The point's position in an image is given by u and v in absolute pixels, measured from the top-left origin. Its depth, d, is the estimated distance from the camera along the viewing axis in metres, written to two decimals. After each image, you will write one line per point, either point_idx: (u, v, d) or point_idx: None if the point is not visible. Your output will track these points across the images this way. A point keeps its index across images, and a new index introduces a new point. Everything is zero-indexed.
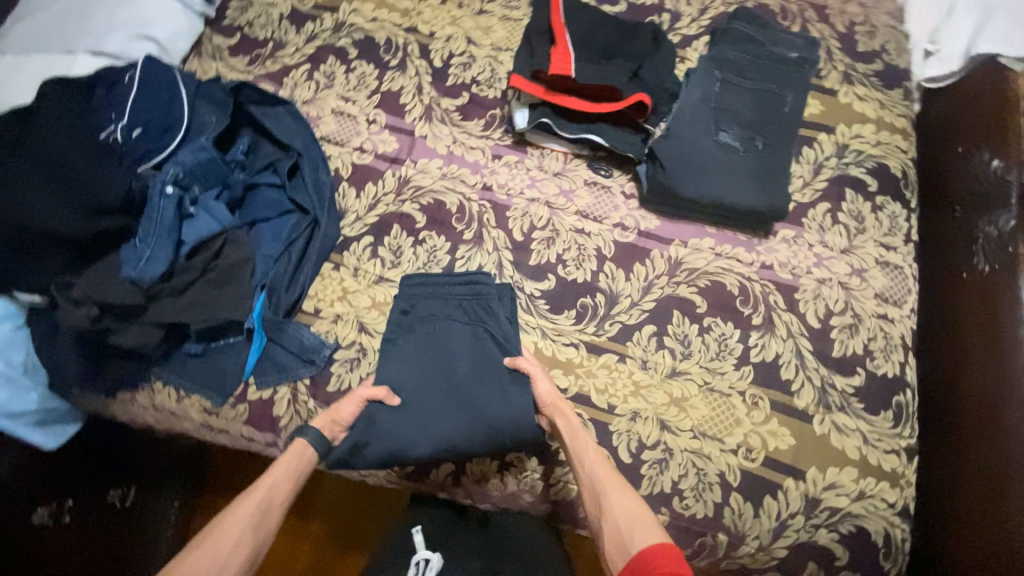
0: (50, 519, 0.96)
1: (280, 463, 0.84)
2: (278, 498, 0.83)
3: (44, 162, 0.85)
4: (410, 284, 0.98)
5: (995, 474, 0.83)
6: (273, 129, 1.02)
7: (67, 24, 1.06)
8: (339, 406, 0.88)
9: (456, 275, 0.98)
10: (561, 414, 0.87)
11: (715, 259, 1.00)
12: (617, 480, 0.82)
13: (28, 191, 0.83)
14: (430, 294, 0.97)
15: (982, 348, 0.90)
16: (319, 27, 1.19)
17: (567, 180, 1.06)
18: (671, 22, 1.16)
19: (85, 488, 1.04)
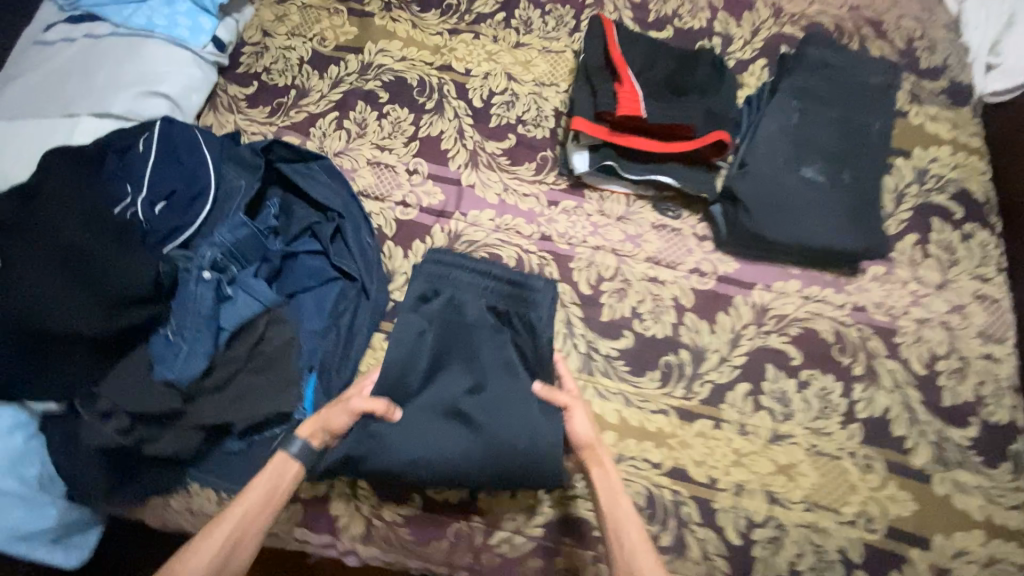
0: None
1: (254, 492, 0.71)
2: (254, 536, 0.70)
3: (60, 253, 0.74)
4: (435, 264, 0.88)
5: None
6: (308, 190, 0.92)
7: (68, 83, 0.95)
8: (328, 417, 0.75)
9: (493, 267, 0.88)
10: (598, 463, 0.77)
11: (803, 303, 0.91)
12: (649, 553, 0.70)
13: (43, 288, 0.71)
14: (463, 285, 0.87)
15: None
16: (344, 70, 1.09)
17: (632, 224, 0.97)
18: (723, 47, 1.08)
19: None
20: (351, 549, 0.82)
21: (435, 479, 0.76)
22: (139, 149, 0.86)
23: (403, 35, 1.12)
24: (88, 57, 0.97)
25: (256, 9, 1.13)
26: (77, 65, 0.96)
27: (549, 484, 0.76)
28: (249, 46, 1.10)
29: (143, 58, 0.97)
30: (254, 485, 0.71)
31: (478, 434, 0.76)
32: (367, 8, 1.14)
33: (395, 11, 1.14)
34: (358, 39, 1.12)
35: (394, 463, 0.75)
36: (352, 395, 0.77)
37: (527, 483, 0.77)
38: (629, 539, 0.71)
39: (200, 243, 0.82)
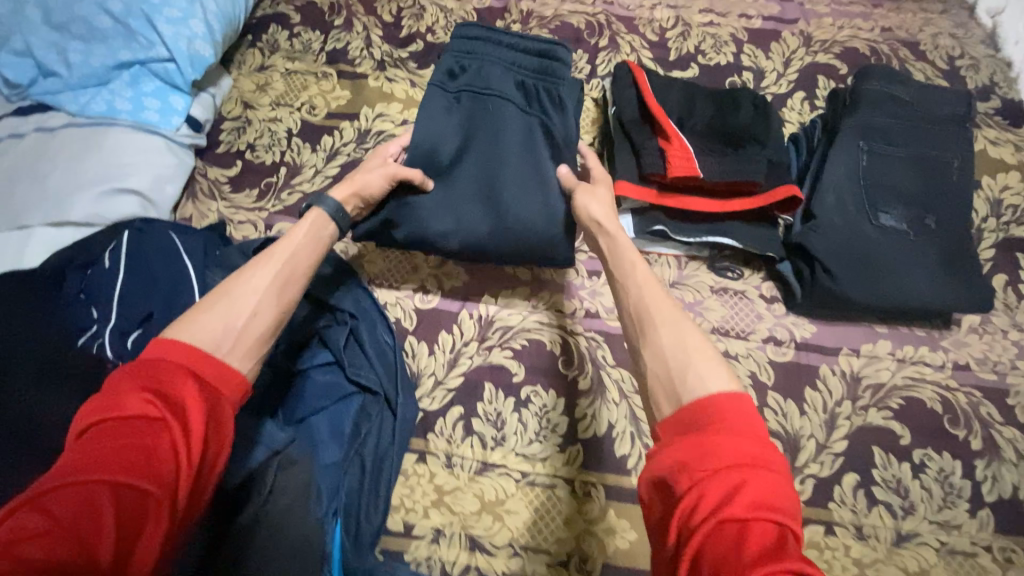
0: None
1: (300, 234, 0.61)
2: (301, 274, 0.58)
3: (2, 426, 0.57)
4: (463, 40, 0.80)
5: None
6: (312, 290, 0.78)
7: (17, 187, 0.80)
8: (364, 182, 0.71)
9: (522, 41, 0.80)
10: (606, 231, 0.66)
11: (899, 368, 0.79)
12: (662, 290, 0.56)
13: None
14: (492, 59, 0.79)
15: None
16: (340, 140, 0.96)
17: (688, 289, 0.84)
18: (755, 82, 0.99)
19: None
20: None
21: (461, 251, 0.78)
22: (104, 265, 0.71)
23: (401, 95, 1.00)
24: (41, 154, 0.82)
25: (233, 79, 1.01)
26: (28, 165, 0.82)
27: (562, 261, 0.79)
28: (229, 123, 0.97)
29: (105, 150, 0.83)
30: (299, 229, 0.61)
31: (498, 210, 0.76)
32: (359, 70, 1.02)
33: (390, 69, 1.02)
34: (352, 104, 0.99)
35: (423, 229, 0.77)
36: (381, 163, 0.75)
37: (543, 259, 0.79)
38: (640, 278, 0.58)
39: None
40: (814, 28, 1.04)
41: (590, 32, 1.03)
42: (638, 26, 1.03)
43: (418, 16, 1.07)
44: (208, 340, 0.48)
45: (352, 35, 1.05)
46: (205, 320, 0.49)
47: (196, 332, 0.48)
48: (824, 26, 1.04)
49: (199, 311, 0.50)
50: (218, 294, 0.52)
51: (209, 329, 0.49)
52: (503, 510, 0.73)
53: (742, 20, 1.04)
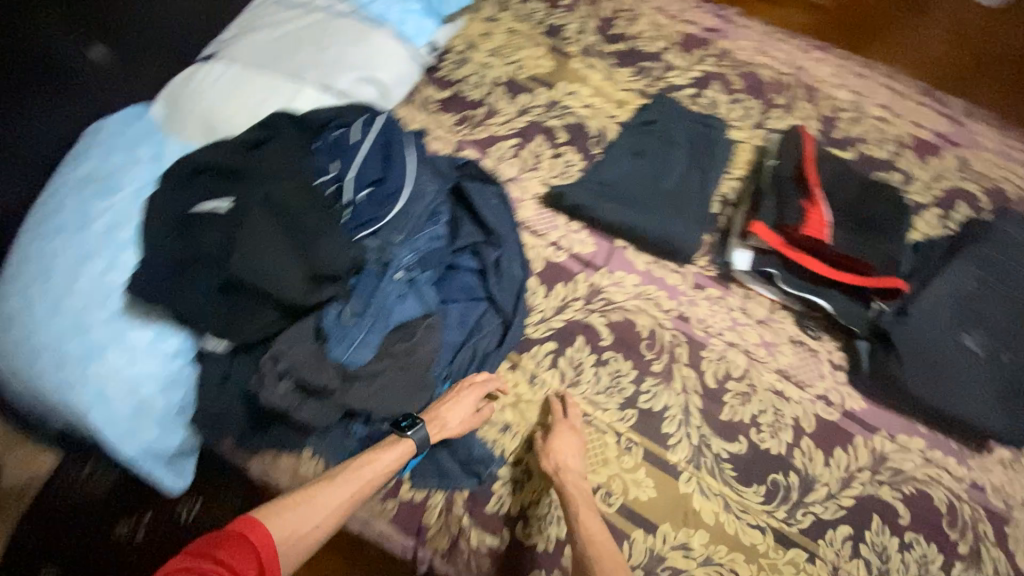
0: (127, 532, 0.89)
1: (385, 455, 0.77)
2: (368, 492, 0.74)
3: (270, 215, 0.79)
4: (661, 101, 1.10)
5: None
6: (481, 210, 0.95)
7: (301, 50, 1.01)
8: (455, 411, 0.83)
9: (697, 114, 1.07)
10: (572, 480, 0.82)
11: (922, 464, 0.91)
12: (609, 544, 0.76)
13: (261, 243, 0.77)
14: (675, 117, 1.07)
15: None
16: (532, 100, 1.14)
17: (771, 330, 0.97)
18: (900, 184, 1.08)
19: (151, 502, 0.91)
20: (428, 560, 0.83)
21: (604, 239, 1.03)
22: (354, 134, 0.92)
23: (594, 83, 1.16)
24: (323, 31, 1.03)
25: (467, 21, 1.20)
26: (312, 36, 1.03)
27: (680, 267, 1.01)
28: (453, 55, 1.16)
29: (370, 46, 1.03)
30: (385, 450, 0.77)
31: (646, 215, 0.99)
32: (567, 49, 1.19)
33: (592, 59, 1.18)
34: (551, 76, 1.16)
35: (585, 209, 1.01)
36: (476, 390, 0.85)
37: (664, 258, 1.01)
38: (588, 530, 0.77)
39: (400, 242, 0.88)
40: (974, 158, 1.11)
41: (772, 88, 1.15)
42: (816, 98, 1.14)
43: (631, 22, 1.22)
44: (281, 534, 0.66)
45: (570, 19, 1.22)
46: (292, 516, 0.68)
47: (274, 528, 0.66)
48: (985, 160, 1.11)
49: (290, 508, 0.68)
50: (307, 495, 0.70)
51: (284, 528, 0.67)
52: None
53: (911, 126, 1.13)
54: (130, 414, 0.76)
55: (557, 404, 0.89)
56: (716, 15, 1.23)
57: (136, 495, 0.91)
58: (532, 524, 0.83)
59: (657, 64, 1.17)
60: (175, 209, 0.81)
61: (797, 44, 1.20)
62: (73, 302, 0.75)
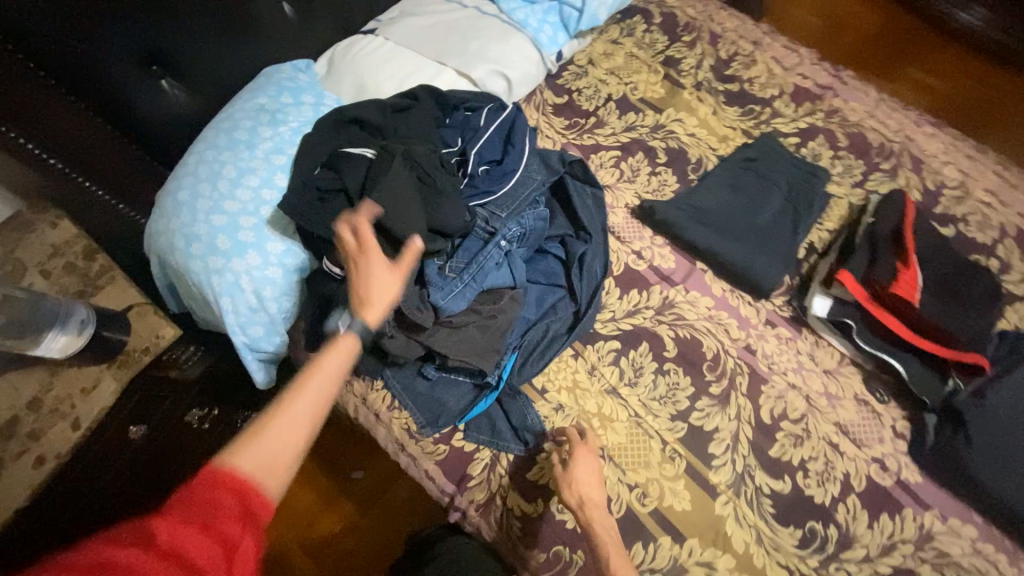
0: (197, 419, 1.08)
1: (332, 356, 0.68)
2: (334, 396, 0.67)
3: (409, 168, 0.90)
4: (765, 143, 1.15)
5: None
6: (578, 208, 1.02)
7: (449, 37, 1.14)
8: (375, 285, 0.75)
9: (800, 161, 1.11)
10: (595, 520, 0.82)
11: (973, 554, 0.87)
12: None
13: (392, 186, 0.85)
14: (776, 160, 1.11)
15: None
16: (640, 120, 1.21)
17: (836, 382, 0.97)
18: (997, 270, 1.06)
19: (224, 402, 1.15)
20: (462, 508, 0.90)
21: (683, 258, 1.07)
22: (482, 116, 1.01)
23: (702, 115, 1.22)
24: (471, 24, 1.15)
25: (593, 40, 1.30)
26: (461, 27, 1.15)
27: (754, 301, 1.04)
28: (575, 67, 1.26)
29: (507, 46, 1.15)
30: (329, 353, 0.68)
31: (731, 244, 1.03)
32: (681, 80, 1.26)
33: (703, 93, 1.24)
34: (662, 102, 1.24)
35: (673, 226, 1.06)
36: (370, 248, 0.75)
37: (740, 289, 1.04)
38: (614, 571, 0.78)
39: (508, 216, 0.95)
40: None
41: (878, 152, 1.16)
42: (923, 171, 1.15)
43: (747, 67, 1.27)
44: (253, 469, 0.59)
45: (690, 54, 1.29)
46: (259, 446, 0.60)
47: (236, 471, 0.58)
48: None
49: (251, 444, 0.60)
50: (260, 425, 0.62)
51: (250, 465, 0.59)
52: (608, 425, 0.94)
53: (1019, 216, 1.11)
54: (248, 310, 0.90)
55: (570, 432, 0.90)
56: (833, 75, 1.27)
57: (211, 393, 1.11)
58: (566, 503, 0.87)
59: (766, 110, 1.22)
60: (325, 148, 0.93)
61: (911, 117, 1.22)
62: (231, 206, 0.88)
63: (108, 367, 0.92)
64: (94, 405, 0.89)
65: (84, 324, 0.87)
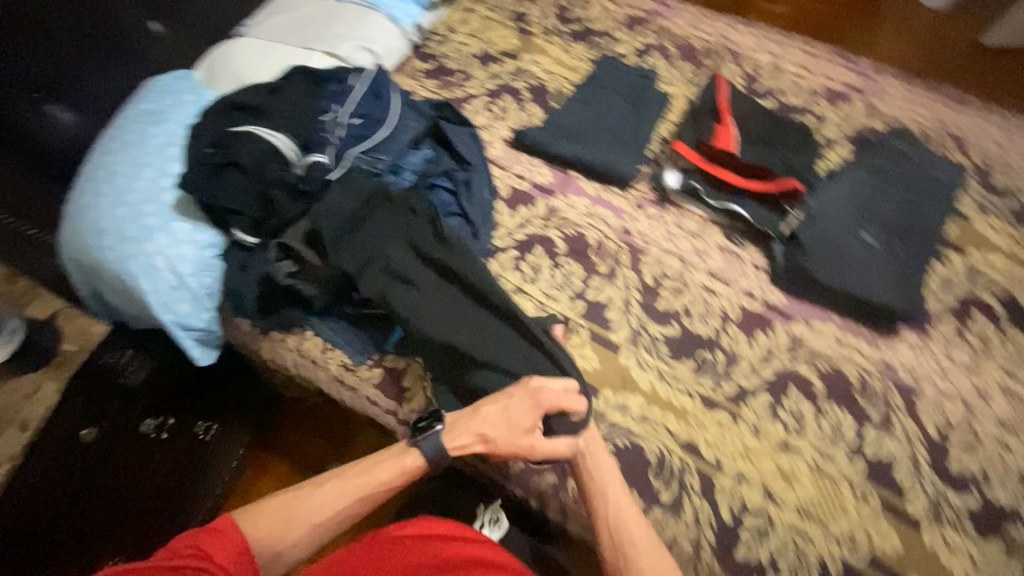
0: (154, 430, 1.12)
1: (381, 471, 0.88)
2: (355, 512, 0.85)
3: (447, 246, 1.05)
4: (607, 62, 1.34)
5: None
6: (457, 143, 1.15)
7: (312, 27, 1.27)
8: (513, 421, 0.89)
9: (634, 70, 1.31)
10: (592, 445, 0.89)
11: (837, 346, 1.03)
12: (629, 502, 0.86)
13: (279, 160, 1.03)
14: (616, 73, 1.31)
15: None
16: (502, 69, 1.37)
17: (702, 240, 1.14)
18: (816, 124, 1.26)
19: (185, 412, 1.18)
20: (407, 419, 1.00)
21: (559, 171, 1.23)
22: (351, 81, 1.15)
23: (554, 55, 1.39)
24: (330, 13, 1.30)
25: (449, 11, 1.46)
26: (321, 16, 1.29)
27: (624, 188, 1.20)
28: (437, 36, 1.42)
29: (367, 25, 1.30)
30: (382, 468, 0.88)
31: (592, 147, 1.20)
32: (532, 30, 1.43)
33: (552, 36, 1.42)
34: (518, 50, 1.40)
35: (542, 145, 1.22)
36: (532, 397, 0.90)
37: (609, 181, 1.20)
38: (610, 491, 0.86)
39: (391, 158, 1.09)
40: (881, 104, 1.29)
41: (704, 54, 1.36)
42: (742, 61, 1.35)
43: (585, 8, 1.46)
44: (260, 542, 0.79)
45: (534, 7, 1.47)
46: (274, 525, 0.81)
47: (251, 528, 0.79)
48: (891, 105, 1.29)
49: (270, 519, 0.81)
50: (289, 506, 0.83)
51: (257, 536, 0.79)
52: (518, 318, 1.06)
53: (826, 80, 1.32)
54: (170, 288, 0.98)
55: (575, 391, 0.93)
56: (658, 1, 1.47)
57: (169, 402, 1.15)
58: None
59: (607, 39, 1.41)
60: (213, 131, 1.04)
61: (727, 21, 1.43)
62: (135, 198, 0.98)
63: (44, 371, 0.98)
64: (40, 406, 0.95)
65: (14, 333, 0.95)
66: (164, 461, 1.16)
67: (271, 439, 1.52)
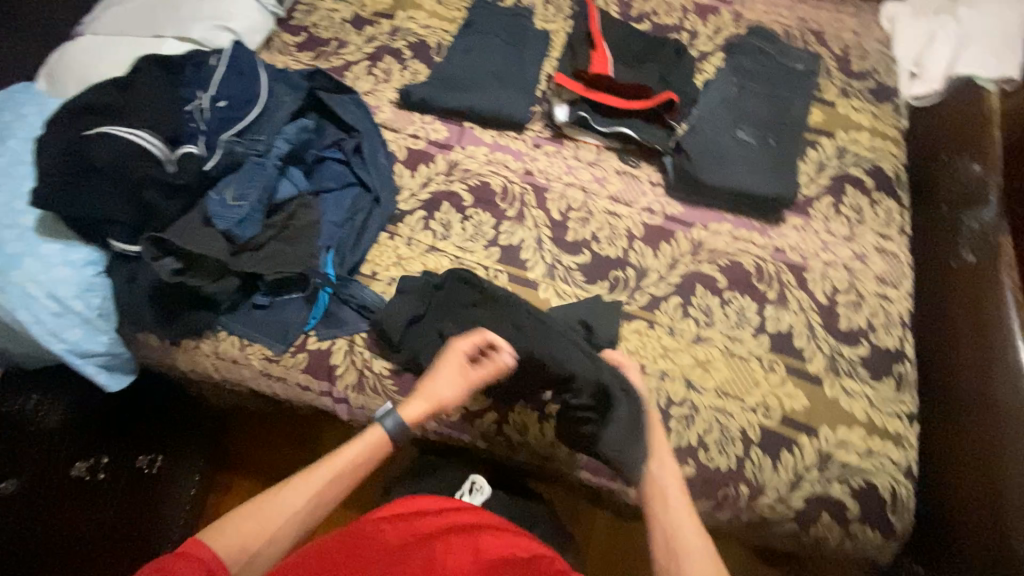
0: (87, 472, 1.06)
1: (350, 449, 0.84)
2: (329, 496, 0.79)
3: (508, 308, 1.00)
4: (481, 5, 1.32)
5: (993, 448, 0.88)
6: (340, 113, 1.13)
7: (159, 13, 1.19)
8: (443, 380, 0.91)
9: (507, 11, 1.31)
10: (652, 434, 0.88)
11: (733, 242, 1.11)
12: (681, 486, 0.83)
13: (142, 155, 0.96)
14: (492, 17, 1.29)
15: (970, 334, 0.99)
16: (378, 30, 1.32)
17: (600, 168, 1.17)
18: (690, 39, 1.30)
19: (118, 448, 1.12)
20: (343, 396, 0.99)
21: (453, 124, 1.22)
22: (211, 63, 1.10)
23: (429, 8, 1.35)
24: None
25: None
26: (168, 0, 1.21)
27: (518, 131, 1.21)
28: (303, 7, 1.35)
29: (219, 2, 1.22)
30: (351, 444, 0.84)
31: (480, 94, 1.20)
32: None
33: None
34: (391, 9, 1.35)
35: (429, 100, 1.20)
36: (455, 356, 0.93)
37: (504, 125, 1.20)
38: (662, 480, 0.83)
39: (271, 137, 1.04)
40: (746, 11, 1.35)
41: None
42: None
43: None
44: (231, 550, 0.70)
45: None
46: (242, 530, 0.72)
47: (223, 547, 0.70)
48: (755, 10, 1.35)
49: (238, 521, 0.73)
50: (255, 505, 0.75)
51: (229, 546, 0.70)
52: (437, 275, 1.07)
53: None
54: (54, 316, 0.92)
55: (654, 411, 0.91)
56: None
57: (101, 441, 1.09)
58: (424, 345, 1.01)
59: None
60: (60, 138, 0.96)
61: None
62: None
63: None
64: None
65: None
66: (111, 502, 1.11)
67: (227, 458, 1.46)
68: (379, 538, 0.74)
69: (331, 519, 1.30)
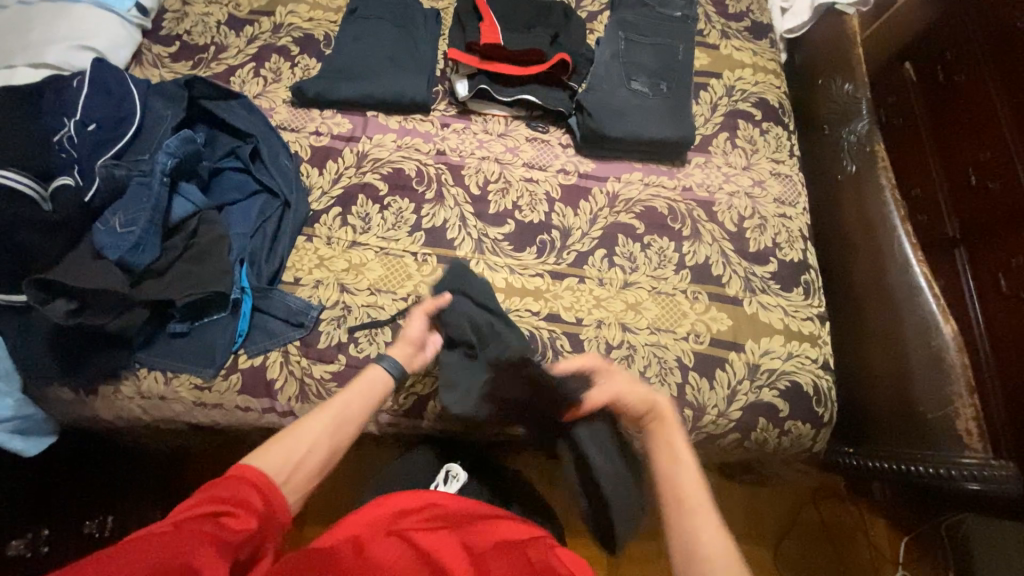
0: (27, 551, 0.96)
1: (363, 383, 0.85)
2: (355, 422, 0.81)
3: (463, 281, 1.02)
4: None
5: (891, 335, 0.99)
6: (228, 119, 1.09)
7: (7, 41, 1.09)
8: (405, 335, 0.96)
9: None
10: (669, 430, 0.79)
11: (645, 188, 1.16)
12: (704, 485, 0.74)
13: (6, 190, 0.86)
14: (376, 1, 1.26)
15: (858, 235, 1.10)
16: (259, 29, 1.26)
17: (511, 138, 1.19)
18: (577, 2, 1.33)
19: (60, 516, 1.03)
20: (288, 408, 0.97)
21: (355, 115, 1.18)
22: (75, 85, 1.00)
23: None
24: (23, 20, 1.11)
25: None
26: (14, 27, 1.11)
27: (423, 112, 1.20)
28: (170, 14, 1.25)
29: (72, 19, 1.12)
30: (361, 379, 0.86)
31: (376, 80, 1.17)
32: None
33: None
34: (269, 5, 1.29)
35: (325, 94, 1.16)
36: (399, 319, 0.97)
37: (408, 108, 1.19)
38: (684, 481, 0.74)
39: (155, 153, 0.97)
40: None
41: None
42: None
43: None
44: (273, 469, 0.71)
45: None
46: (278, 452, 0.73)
47: (265, 463, 0.71)
48: None
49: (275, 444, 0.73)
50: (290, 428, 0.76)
51: (271, 464, 0.71)
52: (364, 270, 1.05)
53: None
54: None
55: (670, 412, 0.80)
56: None
57: (35, 513, 1.00)
58: (363, 340, 0.99)
59: None
60: None
61: None
62: None
63: None
64: None
65: None
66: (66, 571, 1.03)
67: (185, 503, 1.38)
68: (378, 551, 0.71)
69: (306, 536, 1.27)
